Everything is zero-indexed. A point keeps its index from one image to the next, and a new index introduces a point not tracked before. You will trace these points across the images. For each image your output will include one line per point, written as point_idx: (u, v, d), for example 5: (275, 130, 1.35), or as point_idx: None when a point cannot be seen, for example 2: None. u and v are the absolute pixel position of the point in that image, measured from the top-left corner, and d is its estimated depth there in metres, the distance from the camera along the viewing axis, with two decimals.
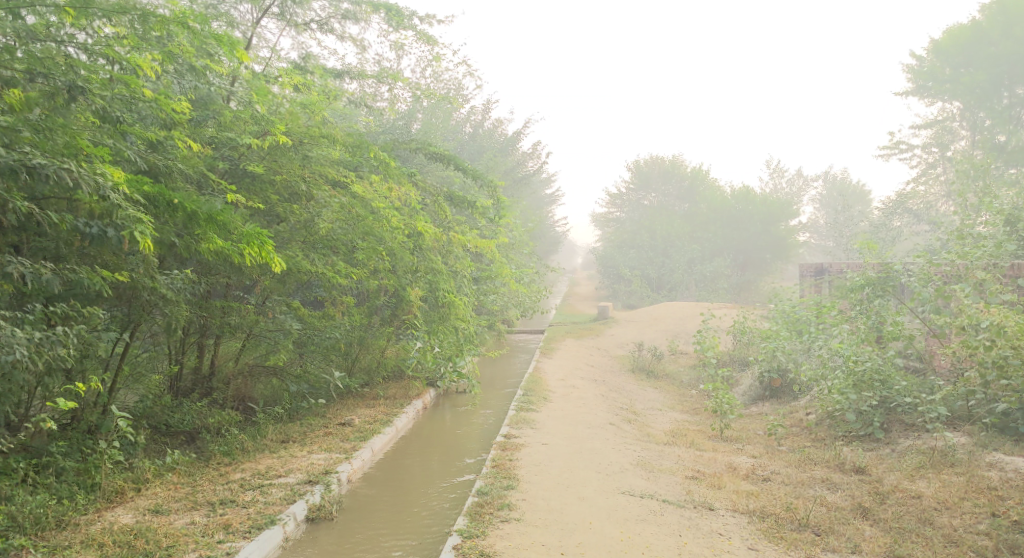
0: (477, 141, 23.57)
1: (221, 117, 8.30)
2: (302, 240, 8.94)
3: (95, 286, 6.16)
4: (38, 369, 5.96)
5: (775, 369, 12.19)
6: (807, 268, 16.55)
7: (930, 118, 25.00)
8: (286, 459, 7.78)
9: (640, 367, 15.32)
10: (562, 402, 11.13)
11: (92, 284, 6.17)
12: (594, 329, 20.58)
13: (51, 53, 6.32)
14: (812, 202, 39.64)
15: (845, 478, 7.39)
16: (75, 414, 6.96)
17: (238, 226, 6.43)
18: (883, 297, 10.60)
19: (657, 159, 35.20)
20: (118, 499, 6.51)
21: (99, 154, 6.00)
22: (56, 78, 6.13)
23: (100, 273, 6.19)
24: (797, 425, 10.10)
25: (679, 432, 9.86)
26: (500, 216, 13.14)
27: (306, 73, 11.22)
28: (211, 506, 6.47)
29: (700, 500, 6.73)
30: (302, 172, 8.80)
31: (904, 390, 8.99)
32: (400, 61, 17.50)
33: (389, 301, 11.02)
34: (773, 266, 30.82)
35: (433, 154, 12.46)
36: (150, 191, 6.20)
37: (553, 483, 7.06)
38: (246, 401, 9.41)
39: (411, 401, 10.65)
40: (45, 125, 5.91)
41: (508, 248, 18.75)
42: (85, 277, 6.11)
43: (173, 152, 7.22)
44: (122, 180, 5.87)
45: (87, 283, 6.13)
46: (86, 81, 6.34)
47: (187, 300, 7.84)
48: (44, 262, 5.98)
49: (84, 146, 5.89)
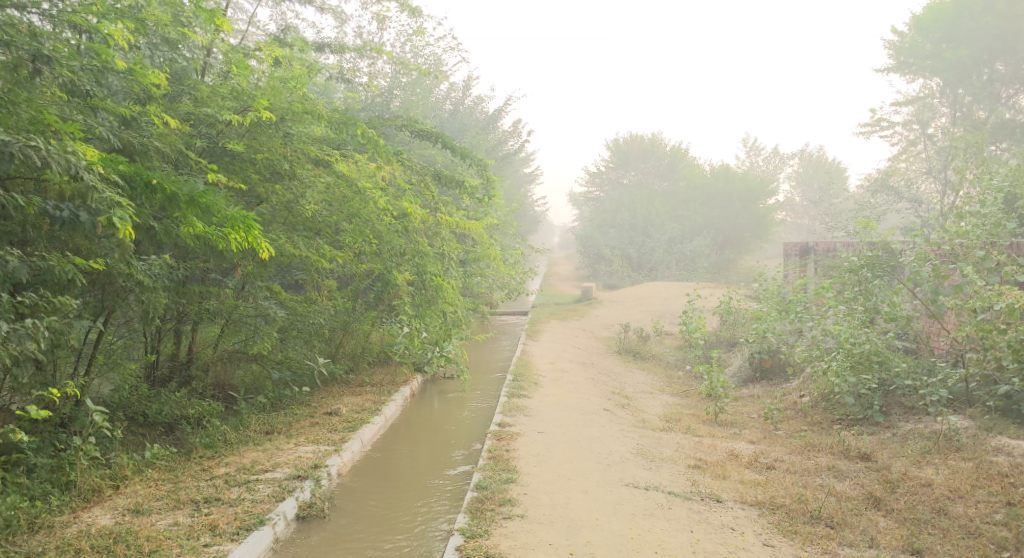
0: (458, 118, 23.04)
1: (197, 92, 7.88)
2: (284, 222, 8.58)
3: (66, 274, 5.74)
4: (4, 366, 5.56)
5: (766, 350, 11.91)
6: (792, 247, 16.26)
7: (911, 95, 24.76)
8: (272, 452, 7.43)
9: (626, 348, 15.08)
10: (553, 387, 10.86)
11: (64, 272, 5.74)
12: (577, 310, 20.32)
13: (12, 20, 5.90)
14: (789, 180, 39.62)
15: (851, 466, 7.21)
16: (48, 408, 6.58)
17: (221, 210, 5.89)
18: (882, 278, 10.19)
19: (637, 137, 35.00)
20: (95, 498, 6.11)
21: (69, 130, 5.57)
22: (19, 48, 5.77)
23: (72, 260, 5.76)
24: (792, 408, 9.91)
25: (675, 417, 9.64)
26: (488, 197, 12.64)
27: (285, 46, 10.69)
28: (195, 505, 6.12)
29: (706, 491, 6.54)
30: (285, 151, 8.38)
31: (905, 373, 8.84)
32: (380, 35, 16.95)
33: (374, 285, 10.60)
34: (752, 245, 30.49)
35: (420, 132, 12.02)
36: (125, 169, 5.77)
37: (554, 475, 6.82)
38: (226, 390, 9.01)
39: (398, 388, 10.33)
40: (8, 98, 5.46)
41: (492, 228, 18.35)
42: (55, 264, 5.68)
43: (148, 128, 6.78)
44: (97, 160, 5.45)
45: (58, 271, 5.71)
46: (52, 50, 5.96)
47: (165, 286, 7.44)
48: (11, 249, 5.54)
49: (52, 121, 5.44)
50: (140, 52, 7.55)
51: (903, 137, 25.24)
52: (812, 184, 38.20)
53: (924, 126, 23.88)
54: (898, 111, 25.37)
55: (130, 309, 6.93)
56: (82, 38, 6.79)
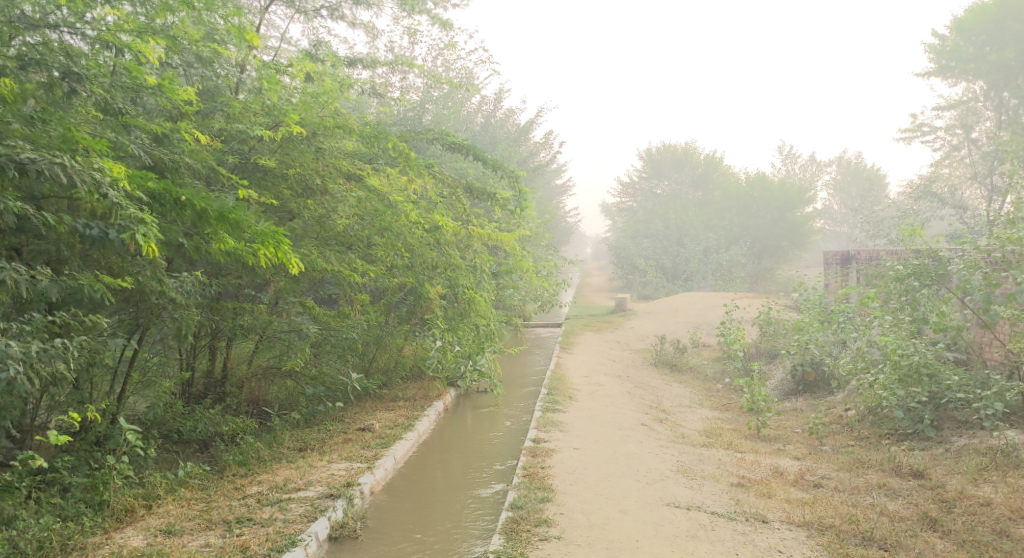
0: (490, 131, 22.97)
1: (229, 109, 7.88)
2: (316, 236, 8.54)
3: (96, 294, 5.70)
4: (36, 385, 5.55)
5: (809, 362, 11.53)
6: (832, 255, 15.81)
7: (953, 99, 24.09)
8: (305, 469, 7.32)
9: (662, 360, 14.79)
10: (589, 401, 10.66)
11: (95, 292, 5.71)
12: (612, 322, 20.03)
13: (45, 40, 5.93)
14: (826, 188, 38.93)
15: (903, 484, 6.90)
16: (82, 426, 6.64)
17: (251, 225, 5.77)
18: (929, 287, 9.77)
19: (670, 146, 34.69)
20: (128, 519, 6.06)
21: (99, 147, 5.57)
22: (49, 66, 5.79)
23: (102, 279, 5.73)
24: (837, 422, 9.59)
25: (715, 432, 9.38)
26: (521, 208, 12.52)
27: (316, 61, 10.67)
28: (227, 525, 6.04)
29: (751, 511, 6.29)
30: (316, 166, 8.38)
31: (956, 386, 8.45)
32: (411, 49, 16.93)
33: (407, 298, 10.51)
34: (790, 253, 30.02)
35: (451, 144, 11.92)
36: (154, 187, 5.68)
37: (591, 494, 6.63)
38: (260, 406, 9.05)
39: (431, 402, 10.22)
40: (38, 117, 5.46)
41: (524, 240, 18.22)
42: (85, 283, 5.64)
43: (179, 145, 6.75)
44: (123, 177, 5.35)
45: (88, 291, 5.67)
46: (82, 68, 5.97)
47: (198, 303, 7.43)
48: (42, 268, 5.44)
49: (81, 138, 5.37)
50: (173, 69, 7.57)
51: (945, 142, 24.46)
52: (851, 191, 37.51)
53: (968, 131, 23.13)
54: (940, 116, 24.67)
55: (163, 326, 6.94)
56: (115, 57, 6.84)
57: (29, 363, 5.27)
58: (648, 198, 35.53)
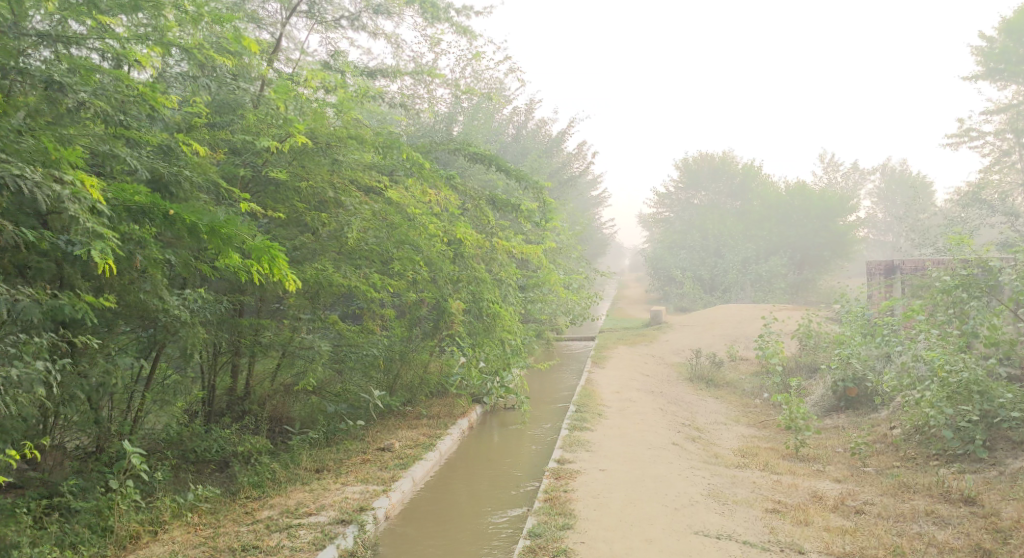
0: (521, 142, 22.71)
1: (245, 121, 7.71)
2: (335, 251, 8.33)
3: (79, 312, 5.52)
4: (20, 408, 5.37)
5: (851, 378, 10.96)
6: (875, 265, 15.14)
7: (1002, 103, 23.19)
8: (318, 493, 7.09)
9: (698, 375, 14.29)
10: (619, 418, 10.27)
11: (75, 310, 5.52)
12: (647, 335, 19.53)
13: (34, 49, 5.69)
14: (869, 196, 37.97)
15: (954, 511, 6.39)
16: (98, 446, 6.77)
17: (244, 239, 5.48)
18: (979, 299, 9.16)
19: (706, 155, 34.19)
20: (132, 546, 5.89)
21: (79, 159, 5.30)
22: (32, 73, 5.52)
23: (86, 299, 5.54)
24: (881, 441, 9.06)
25: (751, 451, 8.93)
26: (547, 220, 12.18)
27: (337, 72, 10.51)
28: (231, 553, 5.84)
29: (786, 540, 5.87)
30: (331, 178, 8.20)
31: (1010, 404, 7.89)
32: (439, 61, 16.78)
33: (432, 314, 10.17)
34: (832, 264, 29.27)
35: (474, 155, 11.69)
36: (141, 200, 5.44)
37: (615, 521, 6.26)
38: (282, 424, 8.76)
39: (456, 420, 9.94)
40: (15, 129, 5.19)
41: (555, 252, 17.87)
42: (67, 304, 5.46)
43: (183, 159, 6.57)
44: (93, 190, 5.08)
45: (71, 310, 5.48)
46: (69, 76, 5.68)
47: (207, 320, 7.26)
48: (26, 287, 5.28)
49: (53, 149, 5.12)
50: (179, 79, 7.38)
51: (995, 147, 23.54)
52: (895, 199, 36.47)
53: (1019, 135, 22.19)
54: (990, 120, 23.77)
55: (175, 345, 6.80)
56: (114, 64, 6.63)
57: (11, 389, 5.06)
58: (685, 208, 34.96)
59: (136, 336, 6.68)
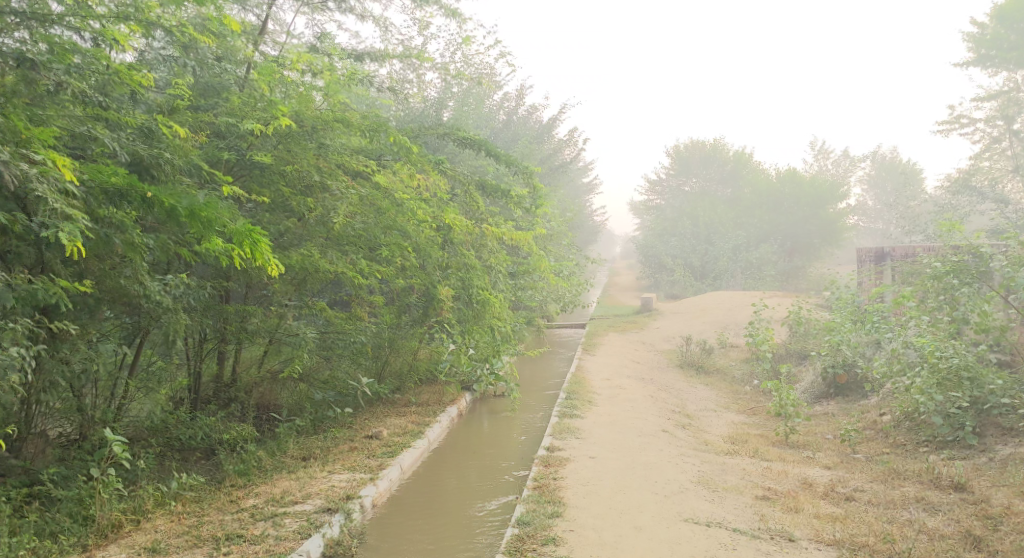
0: (512, 129, 22.55)
1: (229, 103, 7.55)
2: (323, 237, 8.20)
3: (54, 297, 5.38)
4: None
5: (841, 364, 10.94)
6: (866, 253, 15.12)
7: (993, 90, 23.15)
8: (304, 481, 7.01)
9: (688, 362, 14.26)
10: (609, 405, 10.22)
11: (49, 295, 5.40)
12: (637, 322, 19.50)
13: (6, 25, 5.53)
14: (860, 183, 38.00)
15: (944, 497, 6.37)
16: (81, 434, 6.66)
17: (225, 223, 5.51)
18: (970, 285, 9.12)
19: (698, 142, 34.12)
20: (113, 535, 5.80)
21: (50, 138, 5.17)
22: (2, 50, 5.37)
23: (60, 283, 5.40)
24: (871, 428, 9.05)
25: (741, 438, 8.90)
26: (537, 206, 12.08)
27: (324, 55, 10.36)
28: (215, 542, 5.76)
29: (776, 528, 5.83)
30: (317, 162, 8.05)
31: (1000, 391, 7.88)
32: (428, 45, 16.61)
33: (421, 300, 10.08)
34: (822, 251, 29.30)
35: (464, 140, 11.55)
36: (118, 182, 5.41)
37: (604, 509, 6.20)
38: (269, 411, 8.65)
39: (445, 407, 9.87)
40: None
41: (546, 239, 17.78)
42: (41, 288, 5.32)
43: (164, 141, 6.44)
44: (63, 169, 4.97)
45: (45, 295, 5.35)
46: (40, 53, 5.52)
47: (190, 306, 7.13)
48: None
49: (23, 128, 4.98)
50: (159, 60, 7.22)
51: (985, 134, 23.52)
52: (886, 186, 36.50)
53: (1009, 122, 22.16)
54: (980, 107, 23.74)
55: (158, 332, 6.67)
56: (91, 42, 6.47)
57: None
58: (676, 195, 34.93)
59: (119, 323, 6.56)
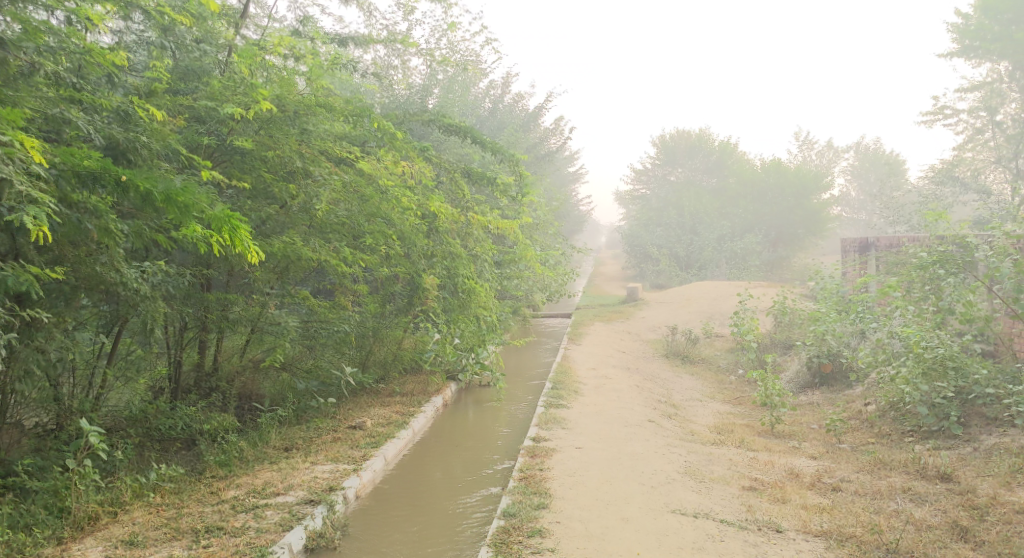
0: (497, 116, 22.38)
1: (209, 87, 7.37)
2: (305, 224, 8.06)
3: (25, 285, 5.24)
4: None
5: (825, 354, 10.93)
6: (850, 242, 15.15)
7: (976, 80, 23.24)
8: (287, 472, 6.90)
9: (673, 352, 14.25)
10: (595, 395, 10.17)
11: (19, 282, 5.24)
12: (622, 311, 19.48)
13: None
14: (843, 174, 38.17)
15: (930, 488, 6.36)
16: (57, 424, 6.51)
17: (203, 208, 5.38)
18: (956, 275, 9.13)
19: (683, 132, 34.14)
20: (90, 528, 5.69)
21: (20, 120, 5.00)
22: None
23: (31, 270, 5.26)
24: (856, 417, 9.05)
25: (726, 428, 8.87)
26: (523, 194, 11.99)
27: (306, 39, 10.17)
28: (194, 535, 5.66)
29: (764, 519, 5.79)
30: (300, 148, 7.89)
31: (985, 381, 7.89)
32: (413, 30, 16.41)
33: (406, 289, 9.94)
34: (806, 241, 29.39)
35: (449, 127, 11.42)
36: (91, 164, 5.31)
37: (590, 500, 6.14)
38: (251, 401, 8.48)
39: (430, 397, 9.78)
40: None
41: (531, 228, 17.67)
42: (11, 275, 5.17)
43: (141, 124, 6.26)
44: (30, 151, 4.80)
45: (15, 282, 5.20)
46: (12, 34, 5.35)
47: (169, 294, 6.97)
48: None
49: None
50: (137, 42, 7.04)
51: (969, 125, 23.64)
52: (869, 177, 36.68)
53: (992, 113, 22.27)
54: (964, 98, 23.84)
55: (136, 320, 6.50)
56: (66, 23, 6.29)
57: None
58: (661, 184, 34.75)
59: (97, 311, 6.35)
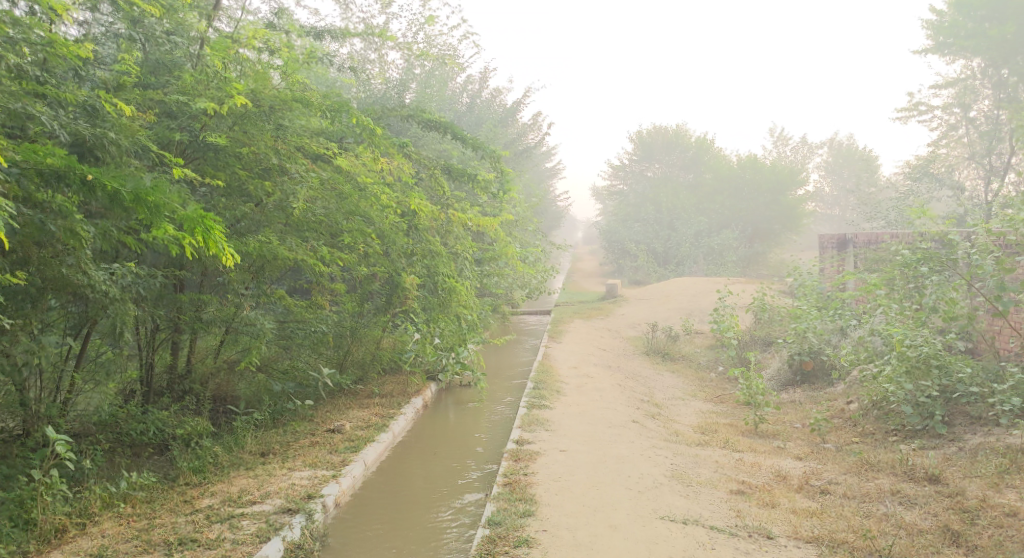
0: (476, 111, 22.15)
1: (181, 81, 7.11)
2: (282, 222, 7.82)
3: None
4: None
5: (807, 351, 10.86)
6: (829, 239, 15.16)
7: (951, 77, 23.41)
8: (263, 479, 6.69)
9: (654, 349, 14.17)
10: (577, 394, 10.05)
11: None
12: (602, 308, 19.39)
13: None
14: (818, 170, 38.44)
15: (918, 490, 6.30)
16: (23, 431, 6.25)
17: (174, 208, 5.15)
18: (940, 273, 9.01)
19: (661, 128, 34.06)
20: (57, 541, 5.45)
21: None
22: None
23: None
24: (839, 416, 9.02)
25: (710, 428, 8.78)
26: (503, 191, 11.83)
27: (282, 32, 9.91)
28: (167, 548, 5.44)
29: (753, 524, 5.69)
30: (275, 144, 7.67)
31: (968, 379, 7.87)
32: (390, 24, 16.15)
33: (384, 289, 9.70)
34: (782, 237, 29.56)
35: (428, 122, 11.20)
36: (54, 162, 5.04)
37: (577, 507, 6.01)
38: (225, 404, 8.24)
39: (410, 398, 9.59)
40: None
41: (510, 224, 17.49)
42: None
43: (109, 119, 6.00)
44: None
45: None
46: None
47: (140, 296, 6.72)
48: None
49: None
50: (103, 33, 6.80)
51: (944, 121, 23.84)
52: (843, 173, 36.96)
53: (966, 110, 22.46)
54: (938, 94, 24.00)
55: (105, 321, 6.24)
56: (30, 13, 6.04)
57: None
58: (639, 179, 34.62)
59: (65, 312, 6.11)
